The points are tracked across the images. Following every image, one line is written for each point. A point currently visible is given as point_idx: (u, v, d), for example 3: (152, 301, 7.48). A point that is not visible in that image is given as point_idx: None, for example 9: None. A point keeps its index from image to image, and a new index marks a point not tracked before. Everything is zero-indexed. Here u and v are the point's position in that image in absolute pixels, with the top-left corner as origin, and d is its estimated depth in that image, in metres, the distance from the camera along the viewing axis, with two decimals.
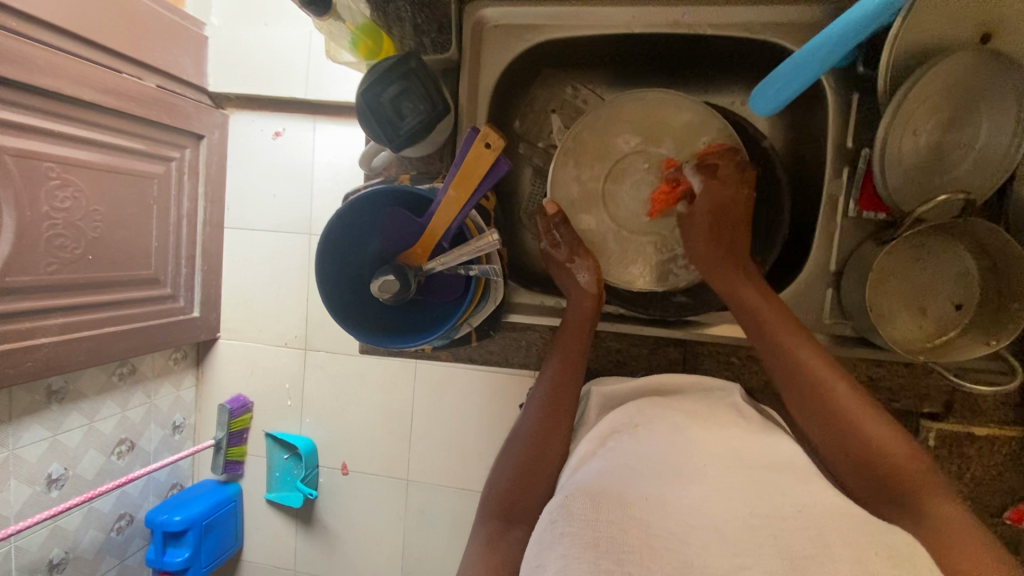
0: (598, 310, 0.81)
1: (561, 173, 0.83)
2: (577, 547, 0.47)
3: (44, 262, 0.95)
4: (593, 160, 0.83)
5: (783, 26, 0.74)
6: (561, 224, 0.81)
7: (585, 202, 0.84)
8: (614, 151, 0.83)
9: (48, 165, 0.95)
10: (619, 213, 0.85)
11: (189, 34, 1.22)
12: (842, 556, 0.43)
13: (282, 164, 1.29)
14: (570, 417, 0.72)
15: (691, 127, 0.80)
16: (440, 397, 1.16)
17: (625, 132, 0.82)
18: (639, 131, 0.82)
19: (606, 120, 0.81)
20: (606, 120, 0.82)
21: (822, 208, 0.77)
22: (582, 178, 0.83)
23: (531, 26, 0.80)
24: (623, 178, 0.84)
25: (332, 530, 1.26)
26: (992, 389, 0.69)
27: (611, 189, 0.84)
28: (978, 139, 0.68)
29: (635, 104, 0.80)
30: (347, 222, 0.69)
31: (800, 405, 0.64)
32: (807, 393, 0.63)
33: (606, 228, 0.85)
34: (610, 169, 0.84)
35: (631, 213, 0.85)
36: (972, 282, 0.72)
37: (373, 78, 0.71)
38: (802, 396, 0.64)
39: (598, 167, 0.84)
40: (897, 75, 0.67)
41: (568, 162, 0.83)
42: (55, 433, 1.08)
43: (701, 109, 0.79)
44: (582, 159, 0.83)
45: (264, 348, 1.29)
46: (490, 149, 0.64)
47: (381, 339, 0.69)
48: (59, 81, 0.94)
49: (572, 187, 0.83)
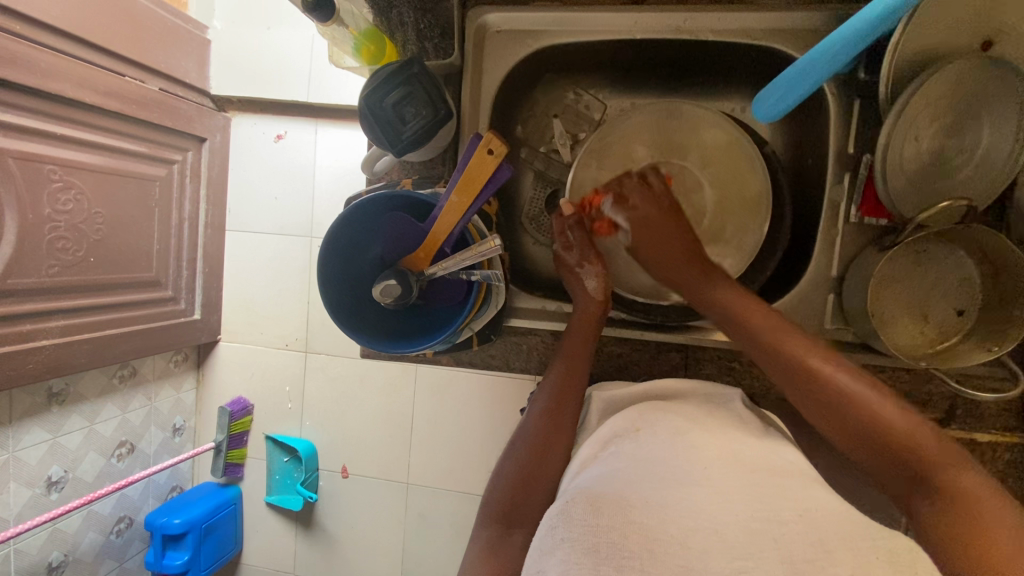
0: (604, 316, 0.80)
1: (584, 173, 0.83)
2: (577, 553, 0.47)
3: (46, 265, 0.96)
4: (614, 164, 0.85)
5: (784, 33, 0.74)
6: (575, 225, 0.81)
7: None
8: (638, 158, 0.85)
9: (51, 168, 0.95)
10: None
11: (192, 37, 1.22)
12: (844, 563, 0.43)
13: (283, 167, 1.29)
14: (572, 420, 0.73)
15: (717, 142, 0.82)
16: (441, 401, 1.16)
17: (649, 141, 0.84)
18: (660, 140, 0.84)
19: (630, 127, 0.84)
20: (632, 122, 0.83)
21: (824, 214, 0.77)
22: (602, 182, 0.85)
23: (532, 31, 0.80)
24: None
25: (331, 533, 1.25)
26: (994, 395, 0.69)
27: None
28: (980, 143, 0.68)
29: (659, 111, 0.82)
30: (349, 227, 0.69)
31: (795, 395, 0.63)
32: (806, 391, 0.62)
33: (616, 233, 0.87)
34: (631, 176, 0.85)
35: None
36: (974, 288, 0.71)
37: (375, 82, 0.71)
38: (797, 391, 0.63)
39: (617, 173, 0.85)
40: (898, 81, 0.67)
41: (591, 162, 0.84)
42: (55, 435, 1.08)
43: (727, 122, 0.81)
44: (605, 161, 0.84)
45: (265, 351, 1.29)
46: (493, 156, 0.64)
47: (382, 343, 0.69)
48: (62, 83, 0.94)
49: (591, 188, 0.84)
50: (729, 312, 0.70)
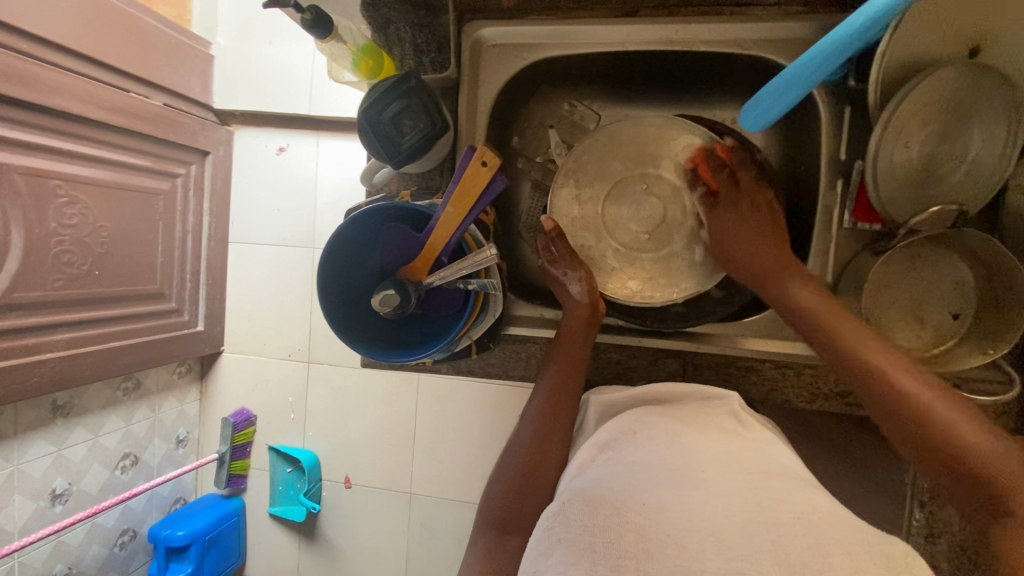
0: (594, 320, 0.80)
1: (561, 191, 0.84)
2: (573, 553, 0.48)
3: (51, 278, 0.97)
4: (593, 179, 0.84)
5: (774, 42, 0.75)
6: (557, 239, 0.81)
7: (584, 221, 0.84)
8: (615, 171, 0.84)
9: (56, 183, 0.96)
10: (620, 231, 0.84)
11: (196, 53, 1.25)
12: (841, 567, 0.44)
13: (285, 179, 1.31)
14: (567, 429, 0.73)
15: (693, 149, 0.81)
16: (442, 409, 1.17)
17: (627, 156, 0.83)
18: (657, 150, 0.82)
19: (605, 142, 0.83)
20: (604, 139, 0.83)
21: (817, 219, 0.77)
22: (581, 198, 0.84)
23: (527, 45, 0.82)
24: (623, 197, 0.84)
25: (334, 545, 1.25)
26: (992, 398, 0.69)
27: (610, 208, 0.84)
28: (969, 151, 0.69)
29: (631, 126, 0.81)
30: (349, 238, 0.70)
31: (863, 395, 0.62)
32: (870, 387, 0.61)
33: (603, 245, 0.85)
34: (610, 188, 0.84)
35: (630, 230, 0.84)
36: (969, 291, 0.72)
37: (375, 96, 0.73)
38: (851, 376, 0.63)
39: (597, 186, 0.84)
40: (886, 90, 0.68)
41: (568, 181, 0.84)
42: (59, 448, 1.09)
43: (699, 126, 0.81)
44: (583, 179, 0.84)
45: (267, 361, 1.30)
46: (486, 167, 0.67)
47: (382, 352, 0.70)
48: (68, 100, 0.96)
49: (572, 207, 0.84)
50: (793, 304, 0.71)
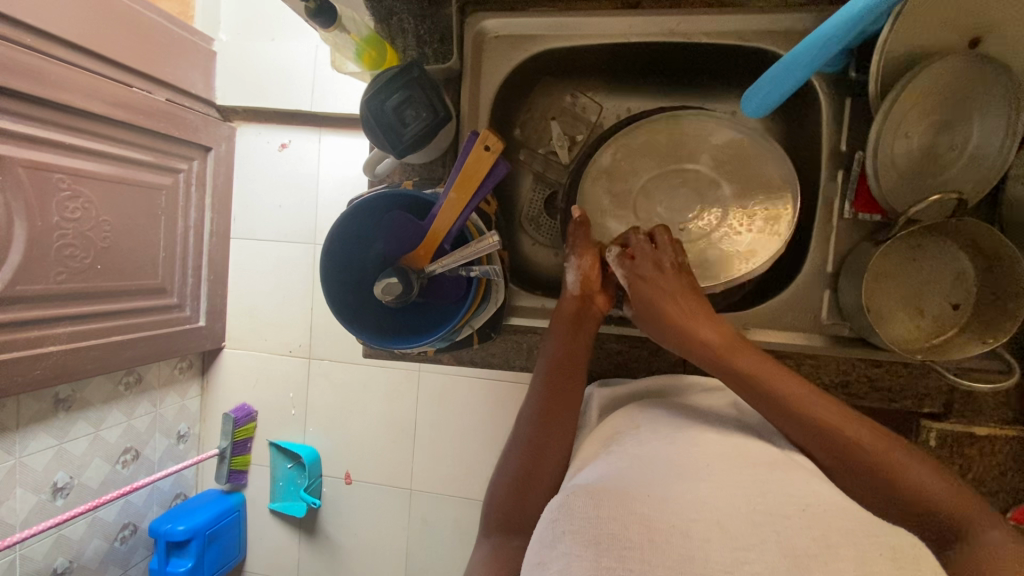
0: (591, 312, 0.78)
1: (594, 184, 0.86)
2: (578, 546, 0.48)
3: (54, 271, 0.97)
4: (626, 174, 0.86)
5: (775, 34, 0.76)
6: (580, 227, 0.80)
7: (617, 214, 0.86)
8: (648, 167, 0.86)
9: (59, 176, 0.97)
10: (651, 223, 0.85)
11: (199, 49, 1.25)
12: (847, 557, 0.44)
13: (287, 175, 1.32)
14: (573, 420, 0.72)
15: (732, 142, 0.83)
16: (443, 405, 1.17)
17: (659, 153, 0.85)
18: (687, 147, 0.85)
19: (639, 140, 0.86)
20: (639, 136, 0.85)
21: (819, 211, 0.78)
22: (613, 194, 0.86)
23: (529, 36, 0.82)
24: (657, 192, 0.86)
25: (335, 540, 1.26)
26: (991, 386, 0.69)
27: (642, 203, 0.86)
28: (970, 141, 0.69)
29: (665, 121, 0.84)
30: (351, 225, 0.71)
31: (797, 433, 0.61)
32: (804, 422, 0.61)
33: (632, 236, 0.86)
34: (643, 183, 0.86)
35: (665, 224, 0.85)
36: (969, 282, 0.72)
37: (377, 87, 0.73)
38: (786, 417, 0.62)
39: (630, 181, 0.86)
40: (886, 82, 0.68)
41: (602, 177, 0.86)
42: (61, 441, 1.09)
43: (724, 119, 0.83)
44: (615, 176, 0.86)
45: (269, 357, 1.31)
46: (489, 152, 0.66)
47: (383, 339, 0.71)
48: (72, 94, 0.97)
49: (603, 200, 0.86)
50: (710, 352, 0.69)
